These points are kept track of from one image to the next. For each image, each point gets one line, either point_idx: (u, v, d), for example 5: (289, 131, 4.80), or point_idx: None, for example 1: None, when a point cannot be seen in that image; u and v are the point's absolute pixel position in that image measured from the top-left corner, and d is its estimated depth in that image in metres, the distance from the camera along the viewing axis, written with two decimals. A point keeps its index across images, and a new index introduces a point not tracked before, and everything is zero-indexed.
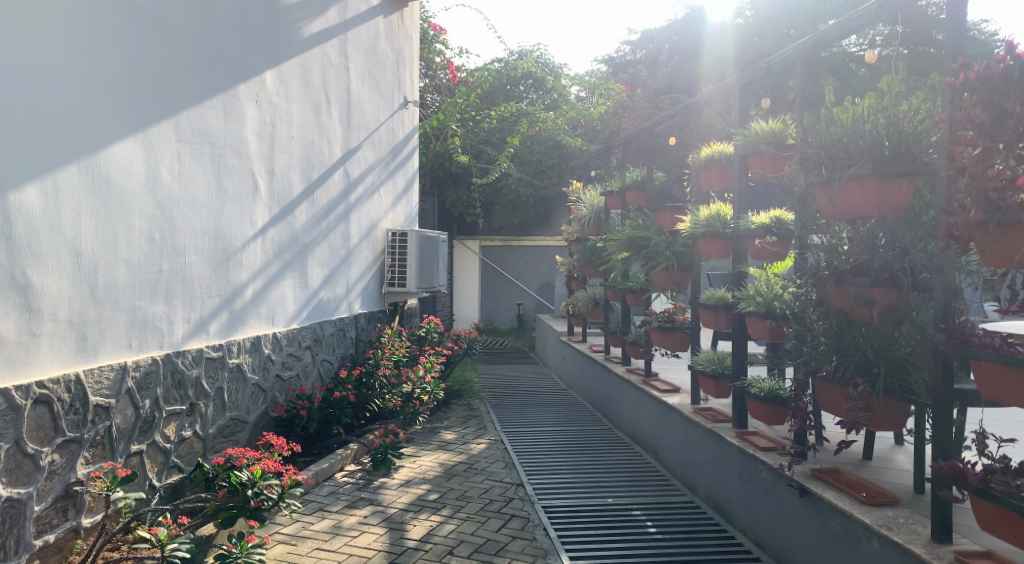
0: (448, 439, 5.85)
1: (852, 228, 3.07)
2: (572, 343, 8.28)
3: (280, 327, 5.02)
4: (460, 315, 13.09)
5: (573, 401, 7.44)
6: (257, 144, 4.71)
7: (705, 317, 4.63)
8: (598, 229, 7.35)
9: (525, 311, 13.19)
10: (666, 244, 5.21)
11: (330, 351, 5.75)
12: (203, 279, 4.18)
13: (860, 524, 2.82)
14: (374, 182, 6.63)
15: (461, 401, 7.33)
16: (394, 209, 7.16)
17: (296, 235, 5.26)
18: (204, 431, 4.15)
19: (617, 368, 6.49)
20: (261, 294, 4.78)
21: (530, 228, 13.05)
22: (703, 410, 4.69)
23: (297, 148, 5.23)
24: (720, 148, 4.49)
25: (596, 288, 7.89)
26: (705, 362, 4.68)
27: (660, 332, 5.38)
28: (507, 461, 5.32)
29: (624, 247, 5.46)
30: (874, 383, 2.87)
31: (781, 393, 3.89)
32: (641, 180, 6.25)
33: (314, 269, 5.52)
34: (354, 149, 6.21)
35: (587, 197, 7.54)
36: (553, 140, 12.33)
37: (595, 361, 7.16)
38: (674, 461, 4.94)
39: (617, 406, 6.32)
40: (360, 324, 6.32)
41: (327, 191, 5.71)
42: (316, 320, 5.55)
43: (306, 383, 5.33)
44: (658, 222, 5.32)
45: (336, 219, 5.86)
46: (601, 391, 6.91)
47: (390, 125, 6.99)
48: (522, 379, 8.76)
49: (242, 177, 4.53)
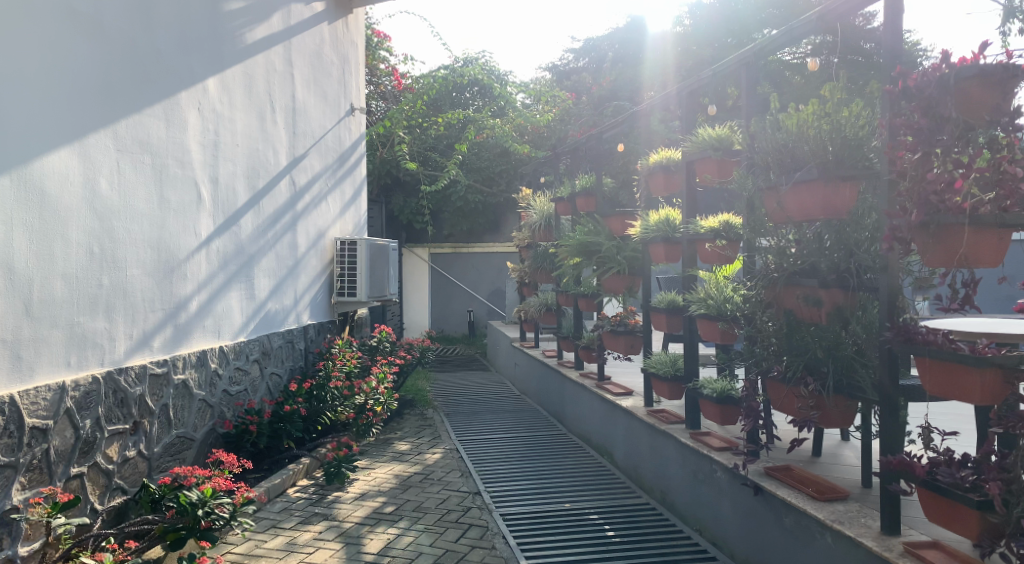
0: (402, 449, 5.78)
1: (799, 231, 3.15)
2: (524, 348, 8.28)
3: (227, 340, 4.88)
4: (410, 323, 12.99)
5: (527, 407, 7.45)
6: (200, 153, 4.58)
7: (657, 320, 4.69)
8: (548, 235, 7.39)
9: (476, 318, 13.15)
10: (617, 249, 5.27)
11: (279, 363, 5.61)
12: (146, 293, 4.03)
13: (813, 519, 2.89)
14: (321, 191, 6.52)
15: (414, 411, 7.24)
16: (342, 218, 7.06)
17: (242, 246, 5.12)
18: (149, 451, 4.00)
19: (570, 372, 6.52)
20: (206, 307, 4.64)
21: (479, 234, 13.03)
22: (657, 412, 4.73)
23: (242, 157, 5.10)
24: (668, 154, 4.57)
25: (548, 294, 7.91)
26: (658, 364, 4.75)
27: (612, 336, 5.43)
28: (463, 469, 5.28)
29: (576, 253, 5.50)
30: (823, 381, 2.95)
31: (732, 394, 3.96)
32: (590, 186, 6.31)
33: (261, 280, 5.40)
34: (301, 157, 6.10)
35: (537, 203, 7.57)
36: (501, 147, 12.37)
37: (548, 366, 7.18)
38: (629, 464, 4.98)
39: (570, 411, 6.34)
40: (309, 335, 6.20)
41: (273, 200, 5.59)
42: (264, 332, 5.42)
43: (255, 397, 5.19)
44: (609, 227, 5.38)
45: (283, 229, 5.74)
46: (554, 396, 6.93)
47: (336, 133, 6.90)
48: (475, 386, 8.72)
49: (184, 187, 4.40)
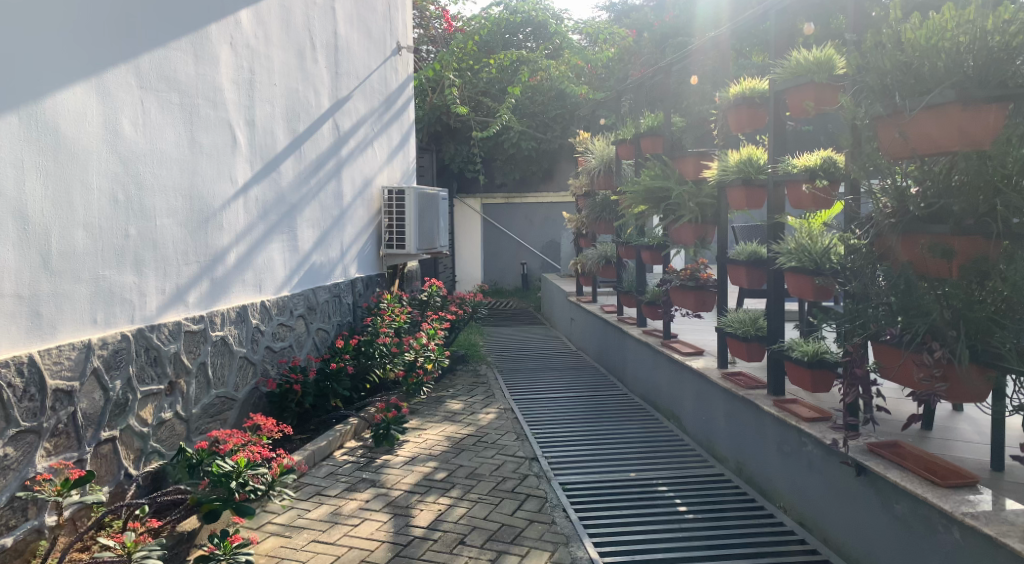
0: (454, 409, 5.48)
1: (923, 166, 2.62)
2: (581, 303, 7.86)
3: (269, 295, 4.61)
4: (462, 275, 12.73)
5: (585, 364, 7.08)
6: (234, 93, 4.23)
7: (735, 274, 4.24)
8: (609, 182, 6.89)
9: (530, 271, 12.74)
10: (689, 195, 4.75)
11: (325, 319, 5.33)
12: (179, 245, 3.75)
13: (937, 511, 2.44)
14: (367, 136, 6.14)
15: (467, 368, 6.94)
16: (390, 165, 6.69)
17: (283, 194, 4.80)
18: (186, 412, 3.77)
19: (632, 329, 6.09)
20: (245, 260, 4.35)
21: (533, 184, 12.53)
22: (732, 375, 4.27)
23: (280, 98, 4.75)
24: (752, 84, 4.00)
25: (606, 245, 7.43)
26: (734, 322, 4.28)
27: (680, 291, 4.96)
28: (518, 432, 4.96)
29: (642, 200, 5.03)
30: (952, 347, 2.47)
31: (827, 358, 3.44)
32: (657, 126, 5.76)
33: (304, 231, 5.09)
34: (344, 99, 5.72)
35: (596, 147, 7.04)
36: (556, 90, 11.79)
37: (607, 321, 6.77)
38: (700, 430, 4.57)
39: (633, 370, 5.93)
40: (358, 289, 5.90)
41: (316, 145, 5.25)
42: (309, 286, 5.14)
43: (300, 354, 4.94)
44: (679, 170, 4.85)
45: (326, 176, 5.40)
46: (614, 353, 6.53)
47: (382, 74, 6.48)
48: (529, 342, 8.37)
49: (219, 129, 4.08)
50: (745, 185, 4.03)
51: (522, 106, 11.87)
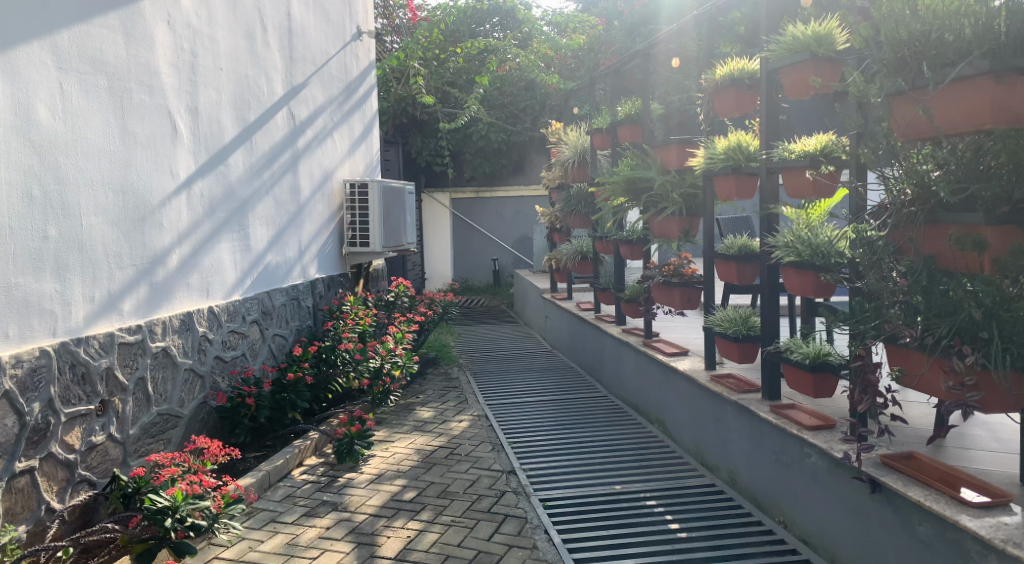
0: (425, 417, 5.12)
1: (948, 148, 2.34)
2: (556, 300, 7.55)
3: (218, 300, 4.20)
4: (432, 273, 12.35)
5: (561, 365, 6.77)
6: (173, 76, 3.81)
7: (723, 270, 3.94)
8: (583, 173, 6.59)
9: (501, 267, 12.40)
10: (671, 185, 4.43)
11: (283, 324, 4.93)
12: (111, 246, 3.34)
13: (970, 536, 2.16)
14: (326, 126, 5.74)
15: (437, 371, 6.57)
16: (352, 158, 6.29)
17: (232, 189, 4.39)
18: (123, 433, 3.35)
19: (610, 328, 5.79)
20: (189, 262, 3.94)
21: (503, 177, 12.19)
22: (721, 377, 3.98)
23: (228, 84, 4.34)
24: (740, 64, 3.71)
25: (582, 240, 7.13)
26: (724, 321, 3.99)
27: (663, 288, 4.66)
28: (493, 441, 4.62)
29: (621, 192, 4.73)
30: (985, 351, 2.19)
31: (830, 359, 3.16)
32: (636, 113, 5.45)
33: (257, 229, 4.68)
34: (300, 86, 5.31)
35: (570, 137, 6.72)
36: (525, 80, 11.46)
37: (584, 320, 6.47)
38: (687, 437, 4.28)
39: (614, 372, 5.63)
40: (318, 291, 5.50)
41: (269, 135, 4.84)
42: (264, 289, 4.73)
43: (255, 363, 4.54)
44: (661, 158, 4.49)
45: (281, 169, 5.00)
46: (592, 353, 6.23)
47: (342, 60, 6.07)
48: (502, 342, 8.03)
49: (156, 117, 3.66)
50: (734, 175, 3.74)
51: (491, 98, 11.52)
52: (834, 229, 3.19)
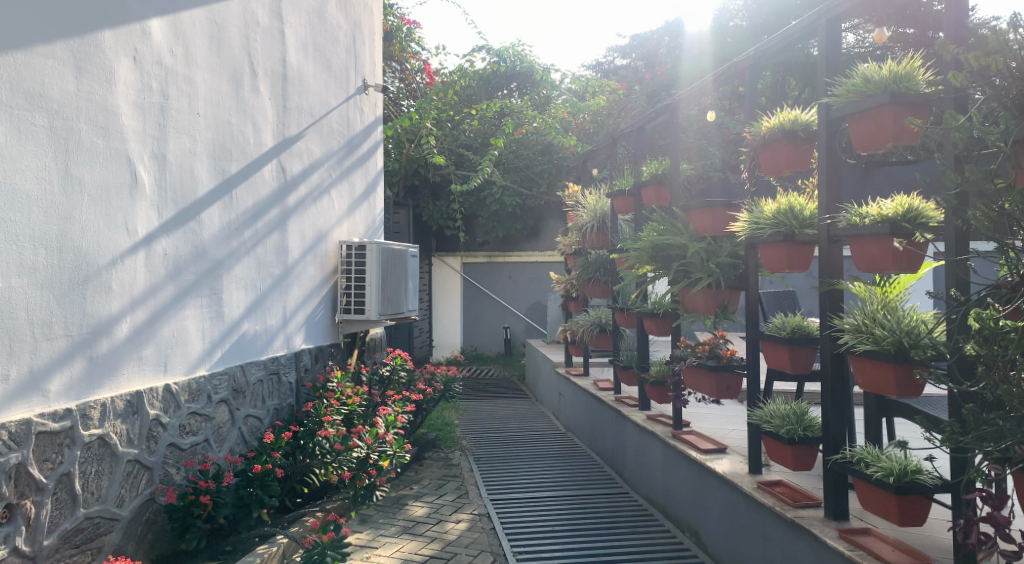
0: (417, 515, 4.44)
1: None
2: (570, 376, 6.91)
3: (177, 377, 3.60)
4: (440, 341, 11.76)
5: (575, 451, 6.07)
6: (137, 118, 3.32)
7: (771, 356, 3.31)
8: (603, 239, 6.05)
9: (513, 336, 11.80)
10: (707, 254, 3.86)
11: (258, 403, 4.32)
12: (38, 314, 2.77)
13: None
14: (322, 182, 5.26)
15: (437, 455, 5.90)
16: (350, 217, 5.79)
17: (203, 248, 3.85)
18: (35, 545, 2.70)
19: (632, 413, 5.12)
20: (143, 332, 3.36)
21: (517, 242, 11.73)
22: (769, 486, 3.30)
23: (205, 131, 3.85)
24: (792, 115, 3.17)
25: (600, 311, 6.53)
26: (774, 418, 3.31)
27: (697, 371, 3.99)
28: (494, 551, 3.92)
29: (648, 260, 4.15)
30: None
31: (916, 478, 2.48)
32: (662, 173, 4.93)
33: (232, 294, 4.12)
34: (293, 138, 4.84)
35: (589, 200, 6.21)
36: (542, 143, 11.09)
37: (602, 401, 5.81)
38: (726, 554, 3.56)
39: (636, 465, 4.95)
40: (303, 364, 4.90)
41: (253, 190, 4.34)
42: (237, 364, 4.14)
43: (219, 451, 3.91)
44: (694, 225, 3.96)
45: (266, 228, 4.47)
46: (610, 440, 5.54)
47: (344, 113, 5.64)
48: (511, 420, 7.35)
49: (110, 164, 3.15)
50: (786, 244, 3.15)
51: (506, 160, 11.15)
52: (918, 310, 2.57)
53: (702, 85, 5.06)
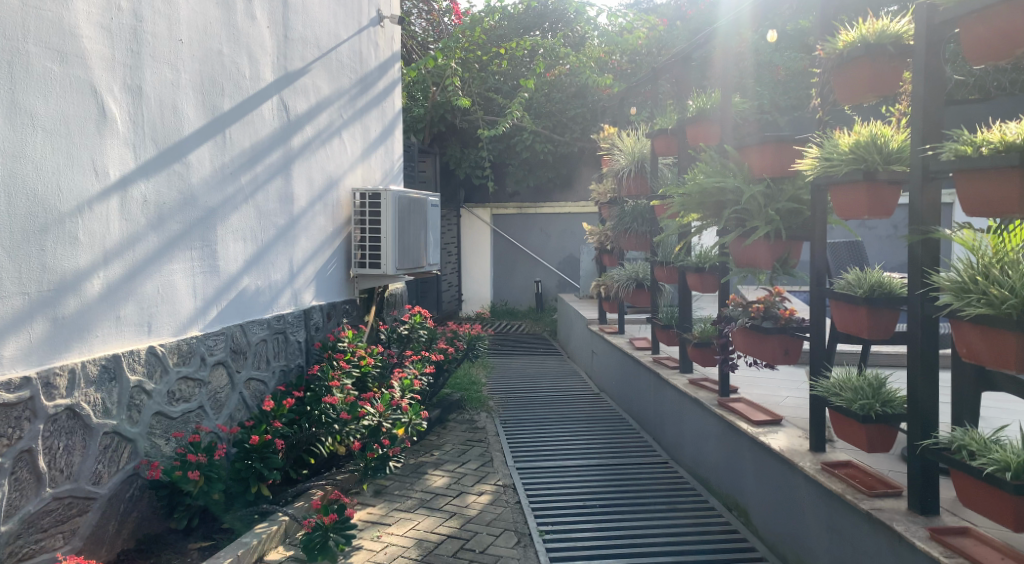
0: (435, 486, 4.08)
1: None
2: (604, 334, 6.45)
3: (164, 338, 3.23)
4: (469, 295, 11.37)
5: (609, 414, 5.65)
6: (104, 43, 2.88)
7: (844, 318, 2.80)
8: (642, 186, 5.51)
9: (545, 290, 11.34)
10: (763, 199, 3.33)
11: (261, 365, 3.96)
12: None
13: None
14: (332, 123, 4.80)
15: (461, 418, 5.54)
16: (365, 163, 5.34)
17: (192, 195, 3.44)
18: None
19: (672, 376, 4.66)
20: (120, 288, 2.99)
21: (549, 192, 11.20)
22: (836, 469, 2.82)
23: (191, 61, 3.40)
24: (877, 26, 2.59)
25: (637, 264, 6.03)
26: (846, 390, 2.79)
27: (751, 334, 3.47)
28: (518, 529, 3.54)
29: (695, 207, 3.63)
30: None
31: None
32: (711, 109, 4.37)
33: (229, 246, 3.72)
34: (297, 73, 4.37)
35: (626, 143, 5.66)
36: (576, 86, 10.45)
37: (638, 361, 5.35)
38: (780, 540, 3.12)
39: (676, 433, 4.50)
40: (313, 322, 4.52)
41: (251, 130, 3.90)
42: (235, 323, 3.76)
43: (217, 418, 3.56)
44: (748, 165, 3.43)
45: (266, 173, 4.04)
46: (648, 404, 5.10)
47: (355, 47, 5.13)
48: (541, 379, 6.95)
49: (70, 95, 2.73)
50: (865, 184, 2.61)
51: (537, 105, 10.56)
52: None
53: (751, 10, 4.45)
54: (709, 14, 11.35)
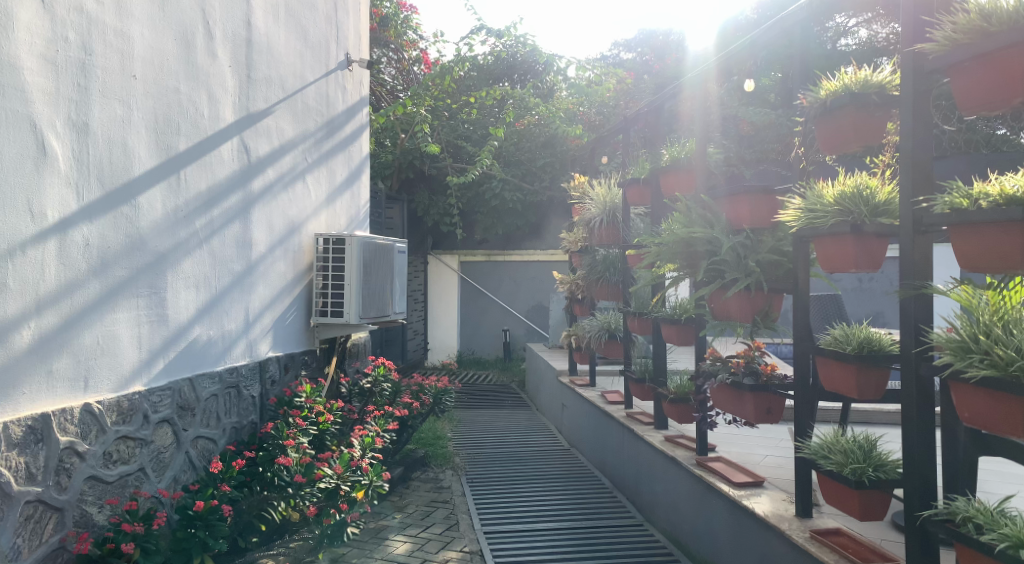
0: (397, 553, 3.80)
1: None
2: (575, 387, 6.27)
3: (103, 394, 2.96)
4: (435, 344, 11.12)
5: (580, 471, 5.44)
6: (48, 76, 2.69)
7: (831, 378, 2.66)
8: (614, 235, 5.42)
9: (513, 340, 11.16)
10: (742, 251, 3.23)
11: (210, 422, 3.69)
12: None
13: None
14: (295, 166, 4.62)
15: (425, 476, 5.27)
16: (330, 208, 5.16)
17: (141, 239, 3.22)
18: None
19: (646, 432, 4.49)
20: (53, 340, 2.73)
21: (518, 240, 11.11)
22: (825, 537, 2.65)
23: (145, 98, 3.21)
24: (861, 76, 2.53)
25: (609, 315, 5.90)
26: (834, 453, 2.64)
27: (731, 392, 3.32)
28: None
29: (671, 258, 3.52)
30: None
31: None
32: (685, 159, 4.30)
33: (179, 294, 3.49)
34: (260, 115, 4.21)
35: (598, 192, 5.58)
36: (545, 136, 10.47)
37: (610, 416, 5.17)
38: None
39: (651, 494, 4.30)
40: (270, 375, 4.27)
41: (208, 172, 3.70)
42: (183, 377, 3.50)
43: (160, 481, 3.27)
44: (727, 216, 3.33)
45: (223, 217, 3.84)
46: (621, 462, 4.90)
47: (322, 90, 5.00)
48: (509, 433, 6.71)
49: (6, 130, 2.52)
50: (851, 236, 2.51)
51: (507, 153, 10.53)
52: None
53: (717, 67, 4.41)
54: (675, 68, 11.54)
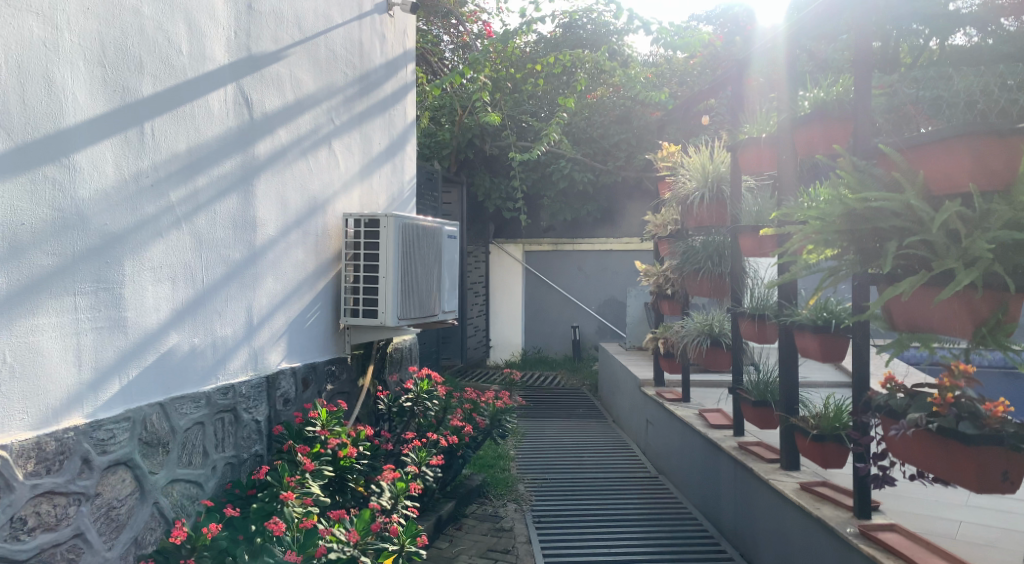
0: None
1: None
2: (662, 400, 5.20)
3: (15, 433, 2.07)
4: (497, 341, 10.14)
5: (673, 509, 4.37)
6: None
7: None
8: (717, 215, 4.31)
9: (583, 337, 10.08)
10: (954, 227, 2.10)
11: (193, 459, 2.79)
12: None
13: None
14: (317, 129, 3.69)
15: (481, 512, 4.30)
16: (365, 183, 4.22)
17: (79, 212, 2.30)
18: None
19: (770, 471, 3.38)
20: None
21: (587, 227, 10.06)
22: None
23: (81, 15, 2.29)
24: None
25: (709, 314, 4.79)
26: None
27: (940, 443, 2.17)
28: None
29: (829, 237, 2.40)
30: None
31: None
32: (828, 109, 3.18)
33: (145, 288, 2.58)
34: (267, 59, 3.27)
35: (694, 161, 4.48)
36: (621, 110, 9.37)
37: (712, 443, 4.08)
38: None
39: (777, 556, 3.19)
40: (280, 392, 3.35)
41: (188, 128, 2.77)
42: (151, 402, 2.59)
43: (111, 547, 2.37)
44: (925, 175, 2.20)
45: (212, 189, 2.91)
46: (729, 502, 3.81)
47: (354, 37, 4.05)
48: (582, 452, 5.68)
49: None
50: None
51: (576, 130, 9.48)
52: None
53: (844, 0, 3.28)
54: None
